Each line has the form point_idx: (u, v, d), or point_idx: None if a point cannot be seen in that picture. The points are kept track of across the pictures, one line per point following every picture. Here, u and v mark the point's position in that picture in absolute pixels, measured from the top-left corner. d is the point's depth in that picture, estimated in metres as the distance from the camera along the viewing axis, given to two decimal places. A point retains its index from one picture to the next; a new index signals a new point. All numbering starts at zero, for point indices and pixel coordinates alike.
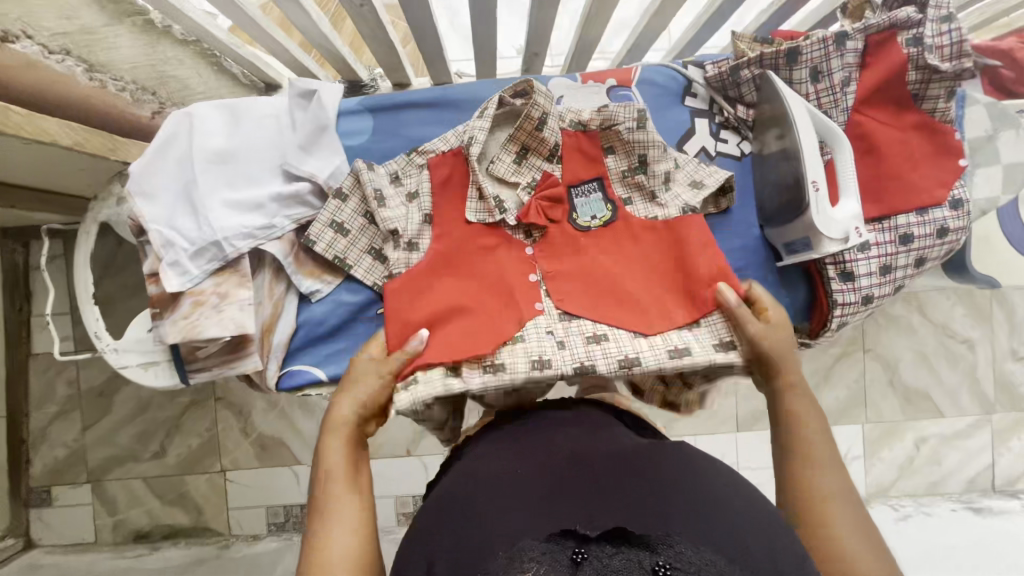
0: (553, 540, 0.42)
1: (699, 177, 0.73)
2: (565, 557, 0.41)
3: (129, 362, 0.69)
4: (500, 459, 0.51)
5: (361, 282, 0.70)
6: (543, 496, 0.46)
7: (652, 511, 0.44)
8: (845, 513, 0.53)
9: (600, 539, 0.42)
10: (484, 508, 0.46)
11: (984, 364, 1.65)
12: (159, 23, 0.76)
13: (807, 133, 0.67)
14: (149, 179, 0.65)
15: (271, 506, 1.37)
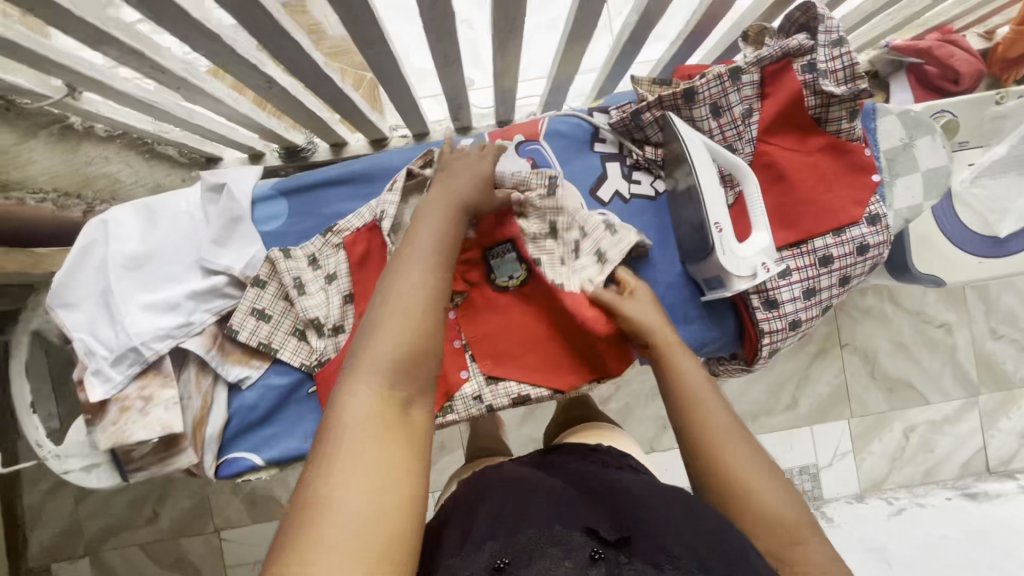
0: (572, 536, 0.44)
1: (606, 247, 0.73)
2: (582, 554, 0.42)
3: (71, 467, 0.71)
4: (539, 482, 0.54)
5: (289, 364, 0.72)
6: (558, 512, 0.48)
7: (660, 515, 0.45)
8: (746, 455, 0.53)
9: (615, 544, 0.43)
10: (502, 514, 0.48)
11: (965, 346, 1.63)
12: (80, 127, 0.77)
13: (705, 173, 0.68)
14: (69, 290, 0.66)
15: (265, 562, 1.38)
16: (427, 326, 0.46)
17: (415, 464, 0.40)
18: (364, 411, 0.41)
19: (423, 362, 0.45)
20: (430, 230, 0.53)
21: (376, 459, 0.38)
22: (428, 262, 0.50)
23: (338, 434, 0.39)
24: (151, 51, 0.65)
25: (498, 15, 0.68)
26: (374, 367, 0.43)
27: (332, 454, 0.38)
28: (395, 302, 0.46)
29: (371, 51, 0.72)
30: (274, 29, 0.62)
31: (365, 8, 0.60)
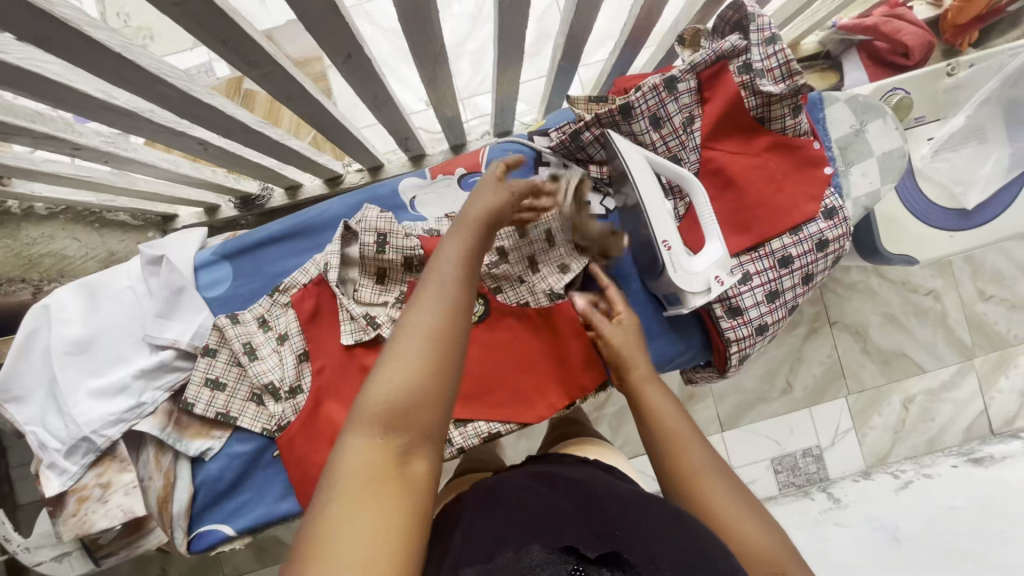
0: (555, 552, 0.45)
1: (567, 258, 0.74)
2: (563, 569, 0.43)
3: (43, 558, 0.70)
4: (519, 495, 0.54)
5: (250, 430, 0.70)
6: (545, 525, 0.49)
7: (645, 539, 0.46)
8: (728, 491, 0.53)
9: (597, 562, 0.44)
10: (487, 535, 0.49)
11: (954, 311, 1.61)
12: (16, 209, 0.80)
13: (648, 189, 0.67)
14: (17, 381, 0.65)
15: None
16: (442, 364, 0.46)
17: (408, 529, 0.41)
18: (363, 458, 0.43)
19: (425, 413, 0.45)
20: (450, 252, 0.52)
21: (365, 517, 0.39)
22: (446, 297, 0.48)
23: (334, 483, 0.41)
24: (66, 132, 0.64)
25: (417, 52, 0.66)
26: (377, 411, 0.44)
27: (328, 503, 0.40)
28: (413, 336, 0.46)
29: (296, 102, 0.71)
30: (185, 98, 0.60)
31: (275, 67, 0.59)
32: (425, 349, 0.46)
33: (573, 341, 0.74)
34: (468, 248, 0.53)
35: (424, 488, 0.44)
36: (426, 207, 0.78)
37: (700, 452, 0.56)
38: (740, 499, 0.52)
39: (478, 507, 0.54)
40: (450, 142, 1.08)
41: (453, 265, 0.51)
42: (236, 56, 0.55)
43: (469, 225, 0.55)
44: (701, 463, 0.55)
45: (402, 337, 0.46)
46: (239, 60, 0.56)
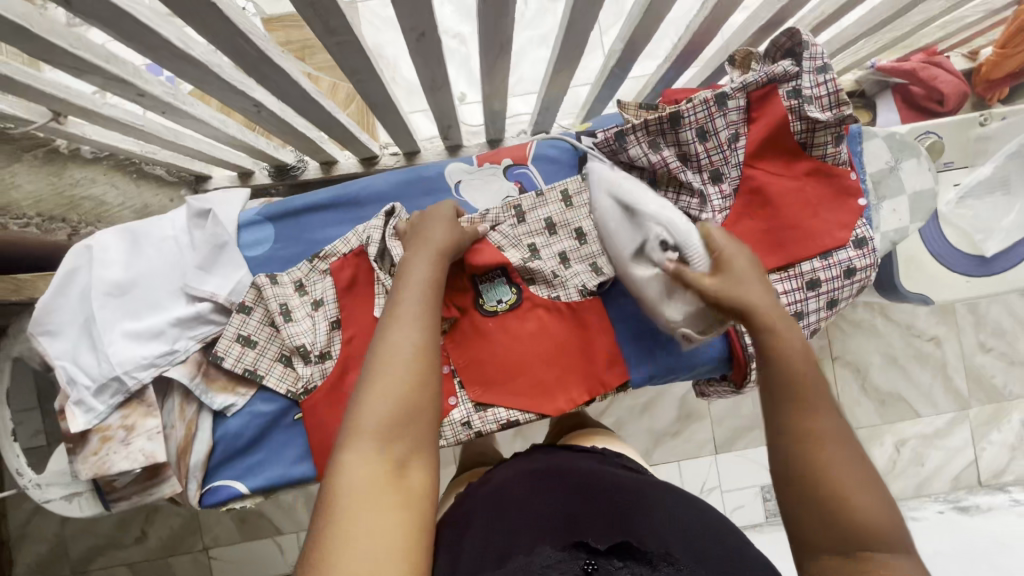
0: (564, 552, 0.49)
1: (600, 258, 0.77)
2: (576, 565, 0.46)
3: (51, 497, 0.69)
4: (528, 490, 0.59)
5: (274, 391, 0.71)
6: (554, 523, 0.54)
7: (656, 531, 0.52)
8: (849, 461, 0.47)
9: (608, 554, 0.48)
10: (499, 535, 0.53)
11: (954, 360, 1.64)
12: (64, 150, 0.77)
13: (625, 237, 0.69)
14: (53, 316, 0.65)
15: None
16: (420, 384, 0.50)
17: (415, 533, 0.44)
18: (365, 473, 0.45)
19: (408, 427, 0.48)
20: (416, 282, 0.57)
21: (376, 528, 0.42)
22: (421, 322, 0.54)
23: (337, 500, 0.43)
24: (134, 77, 0.65)
25: (484, 40, 0.68)
26: (371, 428, 0.47)
27: (335, 518, 0.42)
28: (385, 362, 0.50)
29: (357, 76, 0.72)
30: (259, 57, 0.62)
31: (351, 37, 0.60)
32: (403, 372, 0.50)
33: (599, 339, 0.76)
34: (432, 278, 0.59)
35: (423, 496, 0.47)
36: (470, 194, 0.80)
37: (831, 413, 0.49)
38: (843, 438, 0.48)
39: (488, 507, 0.58)
40: (488, 136, 1.10)
41: (421, 294, 0.56)
42: (319, 22, 0.56)
43: (430, 257, 0.61)
44: (829, 429, 0.49)
45: (383, 360, 0.51)
46: (320, 25, 0.57)
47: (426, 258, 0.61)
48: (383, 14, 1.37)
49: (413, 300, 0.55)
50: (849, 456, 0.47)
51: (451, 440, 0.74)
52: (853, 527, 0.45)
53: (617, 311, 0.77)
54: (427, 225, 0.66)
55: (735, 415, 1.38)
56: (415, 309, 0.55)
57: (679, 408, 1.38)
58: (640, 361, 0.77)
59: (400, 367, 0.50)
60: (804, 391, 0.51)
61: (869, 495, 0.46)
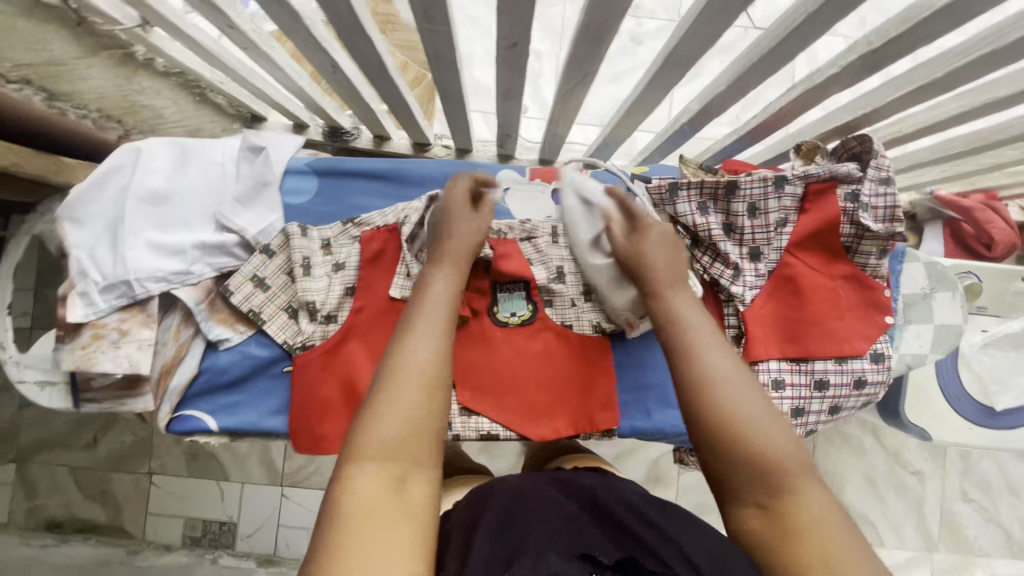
0: (570, 562, 0.44)
1: None
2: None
3: (27, 379, 0.69)
4: (538, 502, 0.56)
5: (271, 338, 0.71)
6: (567, 538, 0.49)
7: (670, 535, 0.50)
8: (747, 395, 0.50)
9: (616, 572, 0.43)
10: (502, 544, 0.47)
11: (933, 499, 1.61)
12: (140, 57, 0.77)
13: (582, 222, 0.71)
14: (82, 205, 0.65)
15: (189, 518, 1.44)
16: (432, 394, 0.48)
17: (420, 549, 0.40)
18: (372, 491, 0.43)
19: (415, 437, 0.46)
20: (434, 294, 0.56)
21: (380, 548, 0.39)
22: (437, 332, 0.52)
23: (339, 513, 0.41)
24: (230, 9, 0.66)
25: (568, 65, 0.69)
26: (379, 446, 0.45)
27: (340, 540, 0.39)
28: (395, 374, 0.49)
29: (438, 64, 0.73)
30: (353, 23, 0.63)
31: (445, 28, 0.62)
32: (416, 380, 0.48)
33: (601, 380, 0.75)
34: (450, 291, 0.57)
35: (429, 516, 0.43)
36: (514, 203, 0.80)
37: (721, 359, 0.52)
38: (724, 374, 0.51)
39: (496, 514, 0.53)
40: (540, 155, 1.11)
41: (439, 306, 0.55)
42: (420, 6, 0.58)
43: (450, 269, 0.59)
44: (721, 373, 0.51)
45: (395, 369, 0.49)
46: (420, 9, 0.59)
47: (448, 272, 0.59)
48: (470, 15, 1.42)
49: (428, 312, 0.54)
50: (745, 393, 0.50)
51: None
52: (762, 463, 0.47)
53: (624, 356, 0.77)
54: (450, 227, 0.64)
55: (702, 491, 1.36)
56: (432, 319, 0.53)
57: (650, 469, 1.36)
58: (632, 412, 0.76)
59: (412, 375, 0.49)
60: (696, 342, 0.53)
61: (770, 429, 0.48)
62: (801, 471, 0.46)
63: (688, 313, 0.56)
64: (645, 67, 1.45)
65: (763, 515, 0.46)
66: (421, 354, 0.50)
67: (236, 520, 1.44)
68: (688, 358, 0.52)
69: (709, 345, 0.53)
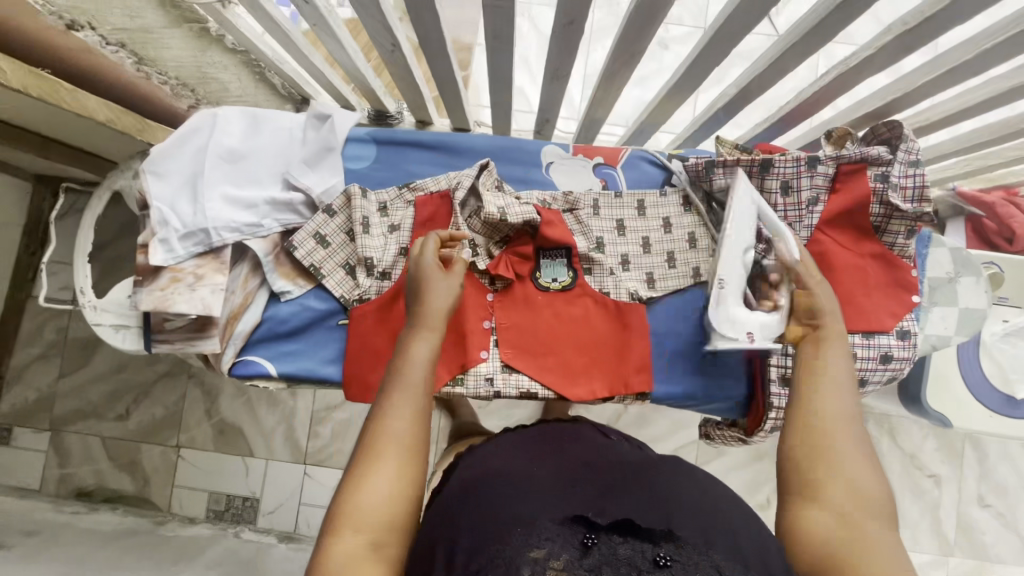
0: (563, 525, 0.45)
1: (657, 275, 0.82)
2: (576, 539, 0.43)
3: (103, 322, 0.75)
4: (521, 465, 0.57)
5: (330, 292, 0.75)
6: (557, 499, 0.50)
7: (659, 501, 0.50)
8: (858, 440, 0.52)
9: (609, 529, 0.44)
10: (490, 513, 0.49)
11: (949, 504, 1.61)
12: (213, 32, 0.82)
13: (738, 236, 0.71)
14: (165, 161, 0.71)
15: (214, 492, 1.47)
16: (413, 464, 0.49)
17: None
18: (353, 560, 0.45)
19: (393, 507, 0.48)
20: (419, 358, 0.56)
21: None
22: (417, 401, 0.52)
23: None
24: None
25: (617, 46, 0.74)
26: (363, 518, 0.46)
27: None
28: (377, 442, 0.50)
29: (493, 44, 0.79)
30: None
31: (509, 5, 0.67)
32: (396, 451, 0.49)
33: (637, 345, 0.79)
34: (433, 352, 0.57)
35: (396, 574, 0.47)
36: (558, 175, 0.84)
37: (848, 400, 0.55)
38: (848, 414, 0.54)
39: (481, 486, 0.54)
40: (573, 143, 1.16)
41: (422, 370, 0.55)
42: None
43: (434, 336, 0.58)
44: (845, 409, 0.54)
45: (377, 437, 0.50)
46: None
47: (427, 331, 0.59)
48: None
49: (411, 375, 0.54)
50: (858, 438, 0.52)
51: (470, 389, 0.76)
52: (859, 494, 0.49)
53: (658, 324, 0.81)
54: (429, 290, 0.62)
55: None
56: (415, 384, 0.54)
57: None
58: (665, 377, 0.80)
59: (394, 446, 0.50)
60: (833, 383, 0.56)
61: (870, 473, 0.50)
62: (886, 521, 0.47)
63: (838, 362, 0.59)
64: (671, 71, 1.50)
65: (829, 516, 0.48)
66: (399, 424, 0.51)
67: (259, 496, 1.48)
68: (815, 388, 0.56)
69: (839, 384, 0.56)
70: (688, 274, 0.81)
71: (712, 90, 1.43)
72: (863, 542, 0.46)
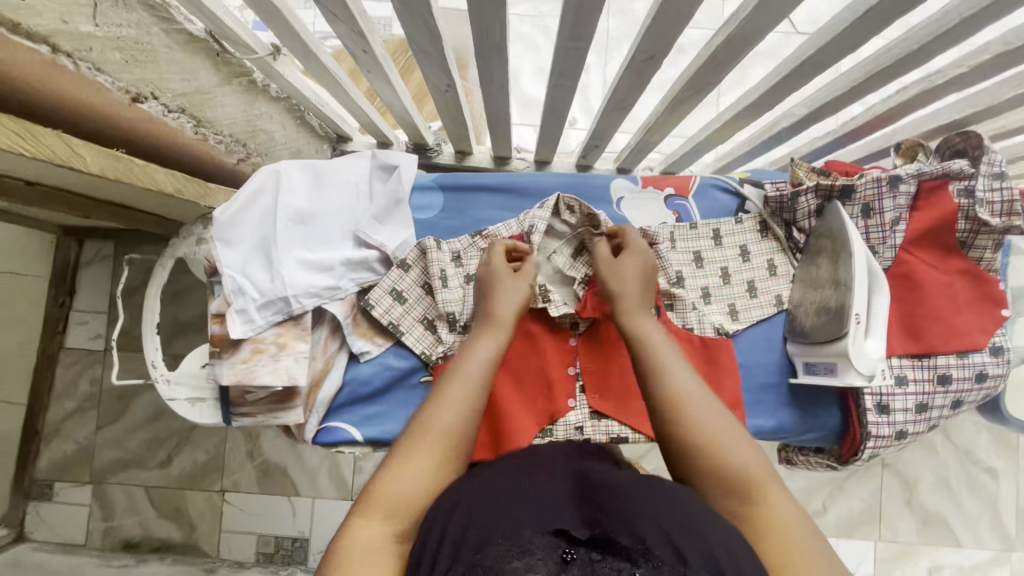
0: (547, 536, 0.39)
1: (738, 305, 0.80)
2: (555, 554, 0.37)
3: (177, 396, 0.72)
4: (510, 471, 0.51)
5: (410, 349, 0.73)
6: (541, 507, 0.43)
7: (633, 516, 0.40)
8: (711, 415, 0.54)
9: (588, 544, 0.38)
10: (473, 515, 0.42)
11: (1008, 497, 1.50)
12: (259, 82, 0.82)
13: (861, 272, 0.69)
14: (234, 227, 0.68)
15: (263, 535, 1.36)
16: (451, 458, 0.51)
17: None
18: (373, 540, 0.44)
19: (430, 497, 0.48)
20: (474, 361, 0.59)
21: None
22: (464, 401, 0.55)
23: (347, 554, 0.42)
24: (370, 35, 0.70)
25: (692, 76, 0.71)
26: (388, 498, 0.47)
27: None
28: (423, 434, 0.52)
29: (557, 81, 0.77)
30: (496, 47, 0.66)
31: (587, 45, 0.65)
32: (438, 444, 0.51)
33: (728, 382, 0.77)
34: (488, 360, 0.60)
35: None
36: (631, 211, 0.82)
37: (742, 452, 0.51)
38: (743, 465, 0.50)
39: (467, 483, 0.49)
40: (617, 163, 1.14)
41: (475, 372, 0.58)
42: (571, 26, 0.61)
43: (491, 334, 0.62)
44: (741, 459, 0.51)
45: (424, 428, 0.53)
46: (568, 28, 0.62)
47: (489, 335, 0.62)
48: (521, 30, 1.46)
49: (461, 375, 0.57)
50: (711, 412, 0.54)
51: (561, 438, 0.74)
52: (786, 540, 0.45)
53: (745, 357, 0.79)
54: (497, 292, 0.66)
55: None
56: (466, 385, 0.57)
57: None
58: (757, 412, 0.79)
59: (437, 439, 0.52)
60: (656, 361, 0.59)
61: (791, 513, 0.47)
62: (768, 481, 0.49)
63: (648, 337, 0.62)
64: None
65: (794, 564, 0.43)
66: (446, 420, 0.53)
67: (309, 536, 1.37)
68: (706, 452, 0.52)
69: (722, 438, 0.52)
70: (771, 302, 0.80)
71: (736, 90, 1.37)
72: (759, 517, 0.47)
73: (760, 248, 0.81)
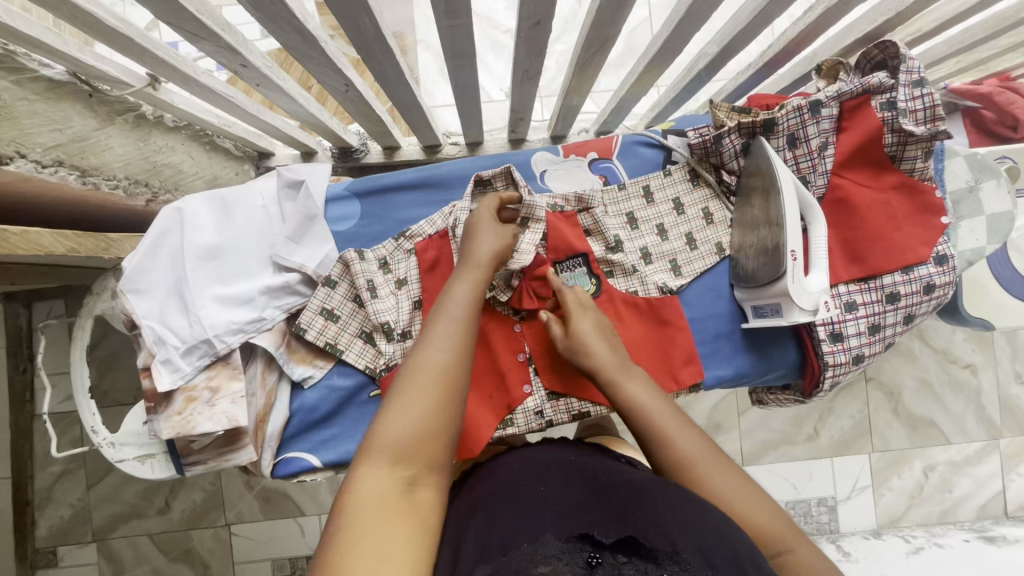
0: (570, 542, 0.41)
1: (680, 257, 0.79)
2: (580, 559, 0.39)
3: (125, 456, 0.70)
4: (532, 481, 0.53)
5: (353, 365, 0.71)
6: (559, 518, 0.45)
7: (658, 519, 0.42)
8: (725, 477, 0.51)
9: (614, 548, 0.40)
10: (504, 525, 0.45)
11: (988, 389, 1.53)
12: (150, 116, 0.78)
13: (790, 207, 0.67)
14: (143, 275, 0.65)
15: (276, 559, 1.35)
16: (448, 393, 0.48)
17: (419, 549, 0.40)
18: (377, 487, 0.43)
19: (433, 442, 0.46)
20: (459, 302, 0.55)
21: (386, 538, 0.39)
22: (453, 341, 0.51)
23: (351, 507, 0.41)
24: (242, 47, 0.65)
25: (591, 33, 0.68)
26: (388, 441, 0.45)
27: (343, 526, 0.40)
28: (415, 375, 0.49)
29: (454, 61, 0.72)
30: (375, 38, 0.61)
31: (467, 21, 0.61)
32: (429, 388, 0.48)
33: (680, 339, 0.77)
34: (471, 300, 0.55)
35: (432, 514, 0.44)
36: (555, 182, 0.82)
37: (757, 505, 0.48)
38: (760, 517, 0.48)
39: (493, 497, 0.51)
40: (550, 131, 1.10)
41: (462, 310, 0.54)
42: (443, 3, 0.57)
43: (473, 273, 0.58)
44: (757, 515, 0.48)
45: (412, 373, 0.49)
46: (442, 7, 0.57)
47: (470, 273, 0.58)
48: None
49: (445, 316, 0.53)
50: (726, 472, 0.51)
51: (521, 424, 0.73)
52: None
53: (694, 310, 0.79)
54: (478, 231, 0.63)
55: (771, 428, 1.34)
56: (454, 321, 0.53)
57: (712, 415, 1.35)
58: (713, 364, 0.79)
59: (427, 384, 0.48)
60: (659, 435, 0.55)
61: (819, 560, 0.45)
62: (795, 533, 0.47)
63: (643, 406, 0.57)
64: None
65: None
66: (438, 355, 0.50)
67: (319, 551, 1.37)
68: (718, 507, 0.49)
69: (737, 492, 0.49)
70: (711, 250, 0.79)
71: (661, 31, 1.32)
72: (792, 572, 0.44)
73: (693, 198, 0.80)
